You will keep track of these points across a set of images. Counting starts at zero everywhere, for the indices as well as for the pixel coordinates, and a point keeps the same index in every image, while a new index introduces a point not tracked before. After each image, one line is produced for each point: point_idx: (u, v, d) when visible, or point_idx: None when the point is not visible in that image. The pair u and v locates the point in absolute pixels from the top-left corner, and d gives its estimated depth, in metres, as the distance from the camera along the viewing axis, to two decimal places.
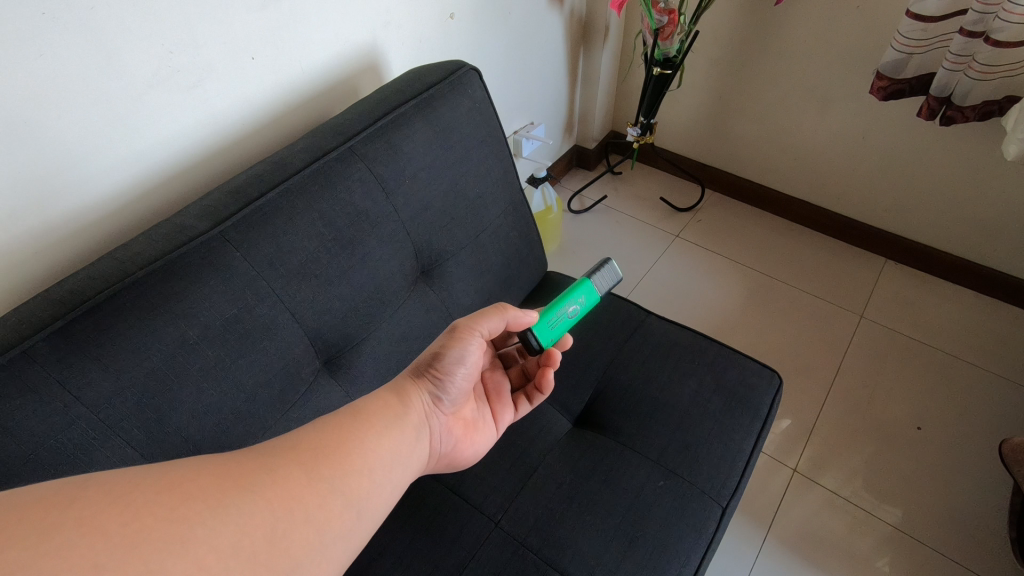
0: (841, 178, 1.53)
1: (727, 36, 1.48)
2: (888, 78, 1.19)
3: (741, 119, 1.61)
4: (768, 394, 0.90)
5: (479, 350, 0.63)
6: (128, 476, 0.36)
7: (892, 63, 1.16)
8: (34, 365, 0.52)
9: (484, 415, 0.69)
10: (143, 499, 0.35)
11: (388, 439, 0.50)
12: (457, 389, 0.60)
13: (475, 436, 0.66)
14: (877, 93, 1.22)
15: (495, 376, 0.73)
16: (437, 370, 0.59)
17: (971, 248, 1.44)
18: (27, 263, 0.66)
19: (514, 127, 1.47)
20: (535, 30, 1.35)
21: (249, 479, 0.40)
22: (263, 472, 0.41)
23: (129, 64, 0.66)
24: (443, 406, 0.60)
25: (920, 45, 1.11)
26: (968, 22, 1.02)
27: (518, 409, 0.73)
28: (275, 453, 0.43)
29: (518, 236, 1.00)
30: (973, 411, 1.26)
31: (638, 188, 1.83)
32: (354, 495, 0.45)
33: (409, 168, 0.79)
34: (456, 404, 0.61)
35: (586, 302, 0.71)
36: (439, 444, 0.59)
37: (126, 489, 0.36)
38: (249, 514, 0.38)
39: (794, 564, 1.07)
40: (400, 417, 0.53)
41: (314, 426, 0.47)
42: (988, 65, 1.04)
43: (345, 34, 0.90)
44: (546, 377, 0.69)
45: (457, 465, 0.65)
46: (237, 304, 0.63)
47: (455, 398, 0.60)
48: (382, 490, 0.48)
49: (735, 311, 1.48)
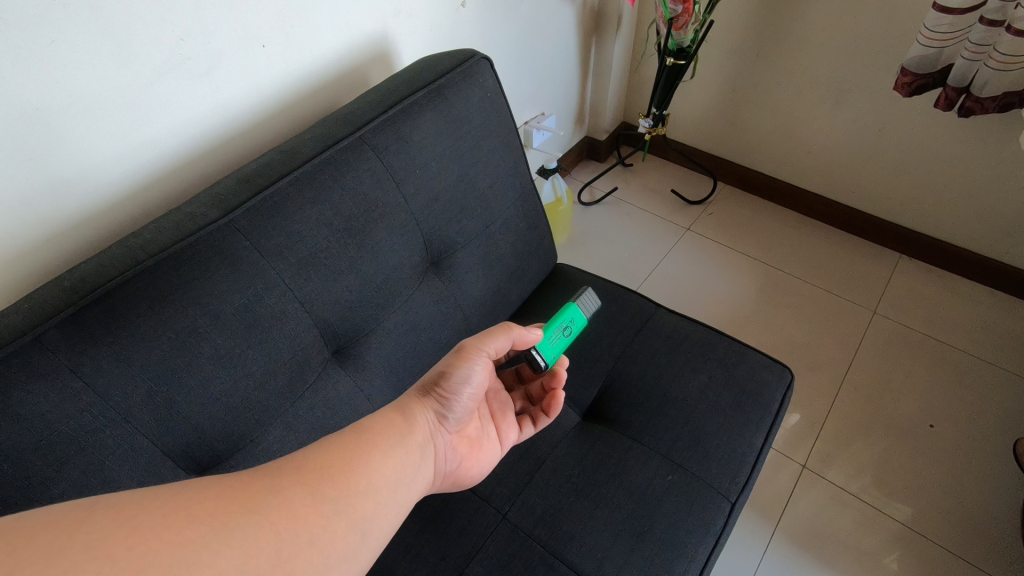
0: (856, 172, 1.51)
1: (741, 27, 1.46)
2: (913, 73, 1.15)
3: (755, 111, 1.59)
4: (779, 390, 0.89)
5: (485, 370, 0.62)
6: (133, 497, 0.36)
7: (918, 58, 1.12)
8: (47, 353, 0.53)
9: (487, 433, 0.68)
10: (148, 522, 0.35)
11: (392, 460, 0.50)
12: (462, 407, 0.60)
13: (478, 453, 0.65)
14: (901, 89, 1.19)
15: (501, 396, 0.73)
16: (444, 389, 0.58)
17: (988, 244, 1.41)
18: (42, 248, 0.66)
19: (525, 117, 1.46)
20: (547, 19, 1.34)
21: (253, 500, 0.40)
22: (268, 493, 0.41)
23: (142, 50, 0.65)
24: (448, 424, 0.59)
25: (947, 39, 1.07)
26: (989, 11, 1.00)
27: (521, 430, 0.73)
28: (281, 474, 0.43)
29: (528, 226, 0.99)
30: (988, 409, 1.24)
31: (650, 181, 1.81)
32: (358, 517, 0.44)
33: (419, 158, 0.78)
34: (461, 423, 0.61)
35: (575, 324, 0.73)
36: (443, 462, 0.59)
37: (133, 510, 0.36)
38: (253, 535, 0.38)
39: (801, 559, 1.06)
40: (404, 438, 0.52)
41: (318, 446, 0.47)
42: (1010, 54, 1.01)
43: (355, 22, 0.89)
44: (557, 399, 0.71)
45: (460, 483, 0.64)
46: (246, 292, 0.63)
47: (460, 416, 0.60)
48: (387, 510, 0.47)
49: (747, 305, 1.47)
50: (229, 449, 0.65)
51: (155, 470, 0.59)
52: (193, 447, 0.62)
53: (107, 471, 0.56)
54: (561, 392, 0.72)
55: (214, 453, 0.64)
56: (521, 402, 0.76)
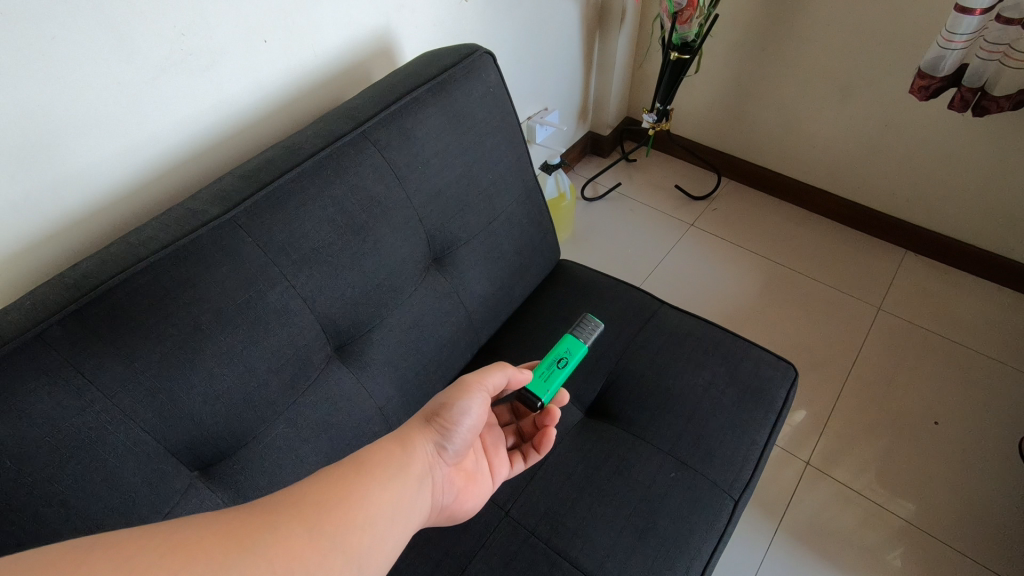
0: (862, 167, 1.50)
1: (746, 21, 1.44)
2: (930, 77, 1.13)
3: (759, 106, 1.57)
4: (783, 387, 0.89)
5: (484, 405, 0.62)
6: (131, 536, 0.36)
7: (935, 60, 1.10)
8: (49, 350, 0.53)
9: (482, 467, 0.68)
10: (146, 561, 0.35)
11: (390, 494, 0.49)
12: (461, 440, 0.60)
13: (473, 487, 0.65)
14: (918, 92, 1.16)
15: (494, 431, 0.73)
16: (444, 421, 0.59)
17: (995, 240, 1.40)
18: (44, 245, 0.66)
19: (528, 112, 1.45)
20: (550, 14, 1.33)
21: (249, 537, 0.40)
22: (263, 531, 0.41)
23: (143, 46, 0.65)
24: (446, 457, 0.59)
25: (966, 41, 1.04)
26: (1005, 8, 0.98)
27: (513, 466, 0.73)
28: (277, 510, 0.43)
29: (531, 223, 0.99)
30: (994, 406, 1.24)
31: (653, 176, 1.80)
32: (353, 553, 0.44)
33: (421, 154, 0.78)
34: (459, 455, 0.61)
35: (573, 354, 0.75)
36: (440, 496, 0.58)
37: (130, 549, 0.36)
38: (250, 572, 0.38)
39: (804, 556, 1.06)
40: (404, 470, 0.52)
41: (316, 479, 0.47)
42: None
43: (357, 17, 0.89)
44: (547, 438, 0.71)
45: (455, 516, 0.64)
46: (248, 288, 0.63)
47: (458, 449, 0.60)
48: (384, 543, 0.47)
49: (751, 301, 1.46)
50: (232, 446, 0.65)
51: (157, 468, 0.59)
52: (196, 444, 0.62)
53: (110, 468, 0.56)
54: (553, 428, 0.72)
55: (217, 449, 0.64)
56: (514, 437, 0.76)
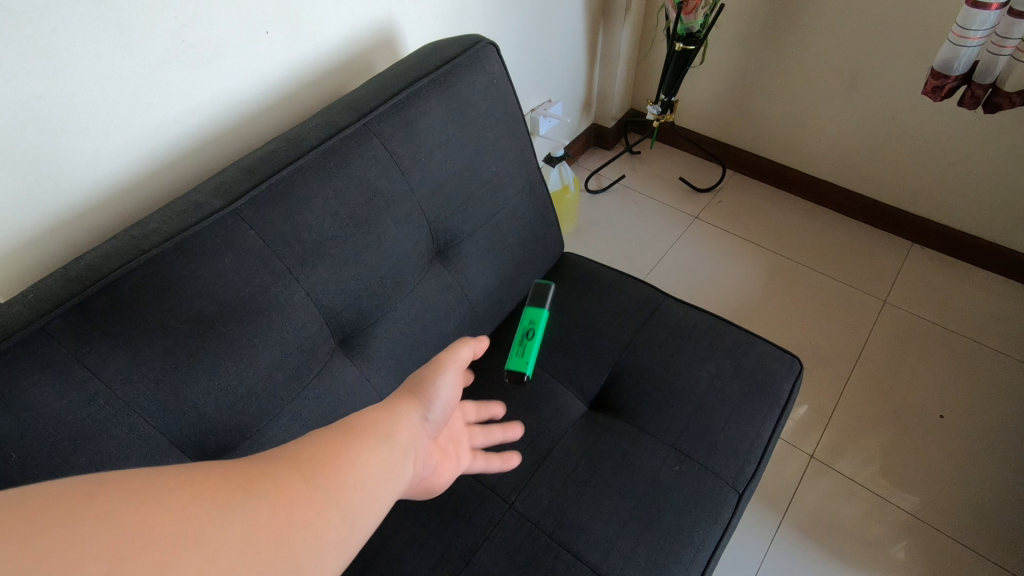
0: (868, 159, 1.49)
1: (752, 12, 1.43)
2: (943, 76, 1.11)
3: (765, 97, 1.56)
4: (788, 380, 0.88)
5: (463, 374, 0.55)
6: (140, 471, 0.32)
7: (948, 60, 1.08)
8: (52, 343, 0.53)
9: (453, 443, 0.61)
10: (160, 493, 0.31)
11: (377, 457, 0.42)
12: (444, 410, 0.52)
13: (446, 463, 0.57)
14: (932, 93, 1.15)
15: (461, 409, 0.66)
16: (427, 388, 0.51)
17: (1003, 232, 1.39)
18: (46, 238, 0.66)
19: (531, 104, 1.44)
20: (554, 4, 1.32)
21: (251, 480, 0.34)
22: (265, 475, 0.35)
23: (143, 38, 0.64)
24: (428, 427, 0.51)
25: (979, 38, 1.02)
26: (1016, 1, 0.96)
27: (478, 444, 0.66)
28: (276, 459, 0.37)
29: (535, 215, 0.98)
30: (1000, 399, 1.23)
31: (657, 168, 1.79)
32: (348, 508, 0.37)
33: (424, 146, 0.77)
34: (440, 427, 0.53)
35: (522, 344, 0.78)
36: (420, 470, 0.50)
37: (141, 483, 0.31)
38: (256, 516, 0.33)
39: (808, 550, 1.06)
40: (389, 435, 0.44)
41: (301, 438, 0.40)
42: None
43: (359, 9, 0.88)
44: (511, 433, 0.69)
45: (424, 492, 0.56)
46: (251, 281, 0.63)
47: (440, 419, 0.52)
48: (373, 505, 0.40)
49: (755, 295, 1.46)
50: (236, 439, 0.65)
51: (162, 460, 0.59)
52: (200, 437, 0.62)
53: (115, 461, 0.56)
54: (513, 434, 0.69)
55: (221, 442, 0.64)
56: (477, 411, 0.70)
